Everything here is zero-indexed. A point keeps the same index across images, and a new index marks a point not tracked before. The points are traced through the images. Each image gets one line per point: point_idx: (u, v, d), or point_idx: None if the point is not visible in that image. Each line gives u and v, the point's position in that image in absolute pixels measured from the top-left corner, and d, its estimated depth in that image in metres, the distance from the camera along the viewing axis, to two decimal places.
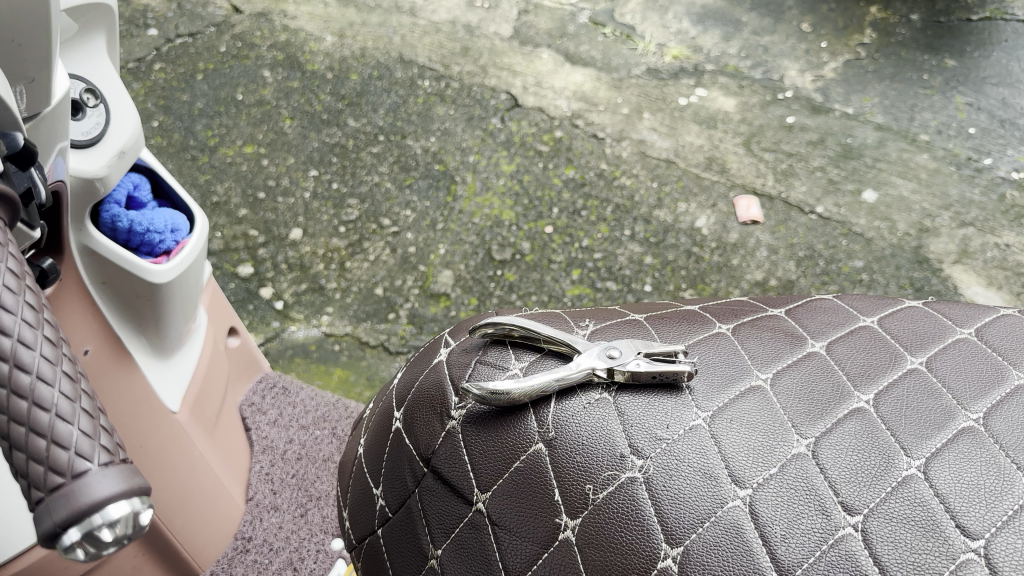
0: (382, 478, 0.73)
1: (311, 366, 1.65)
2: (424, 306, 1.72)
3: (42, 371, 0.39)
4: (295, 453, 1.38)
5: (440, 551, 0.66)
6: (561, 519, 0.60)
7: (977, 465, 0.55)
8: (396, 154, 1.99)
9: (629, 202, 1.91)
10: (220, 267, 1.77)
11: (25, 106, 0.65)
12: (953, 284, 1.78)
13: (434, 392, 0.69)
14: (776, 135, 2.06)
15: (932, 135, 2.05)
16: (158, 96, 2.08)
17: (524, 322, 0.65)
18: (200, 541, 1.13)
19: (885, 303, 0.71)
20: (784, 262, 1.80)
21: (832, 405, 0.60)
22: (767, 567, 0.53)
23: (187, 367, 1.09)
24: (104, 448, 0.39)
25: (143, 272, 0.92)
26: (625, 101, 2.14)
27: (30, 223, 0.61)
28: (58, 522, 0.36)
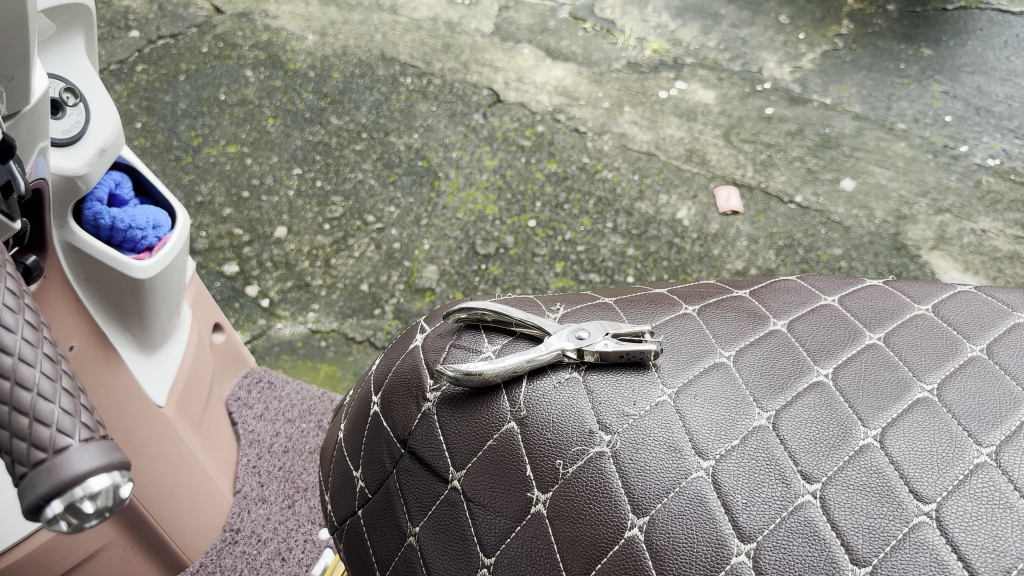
0: (361, 461, 0.75)
1: (298, 362, 1.67)
2: (409, 301, 1.74)
3: (24, 353, 0.41)
4: (282, 445, 1.39)
5: (417, 528, 0.68)
6: (533, 494, 0.62)
7: (930, 433, 0.58)
8: (380, 151, 2.01)
9: (611, 194, 1.93)
10: (205, 267, 1.78)
11: (4, 105, 0.67)
12: (931, 270, 1.81)
13: (411, 376, 0.71)
14: (755, 126, 2.08)
15: (909, 124, 2.08)
16: (141, 98, 2.09)
17: (496, 306, 0.67)
18: (188, 533, 1.15)
19: (847, 283, 0.73)
20: (764, 252, 1.83)
21: (792, 379, 0.62)
22: (730, 534, 0.55)
23: (172, 362, 1.10)
24: (84, 426, 0.41)
25: (126, 269, 0.93)
26: (605, 95, 2.15)
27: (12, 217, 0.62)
28: (42, 494, 0.38)
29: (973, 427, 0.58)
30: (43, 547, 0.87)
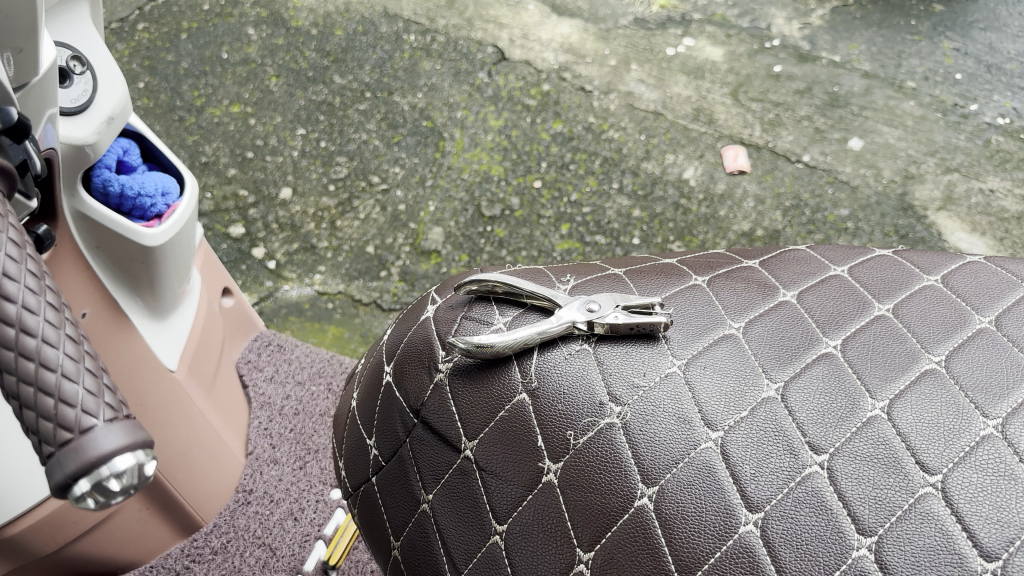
0: (374, 430, 0.76)
1: (306, 324, 1.69)
2: (415, 263, 1.75)
3: (46, 335, 0.42)
4: (293, 408, 1.40)
5: (431, 496, 0.69)
6: (544, 464, 0.63)
7: (938, 405, 0.58)
8: (383, 111, 1.99)
9: (617, 154, 1.92)
10: (211, 229, 1.78)
11: (12, 72, 0.66)
12: (937, 231, 1.81)
13: (423, 347, 0.72)
14: (763, 84, 2.06)
15: (919, 82, 2.06)
16: (143, 57, 2.07)
17: (507, 279, 0.67)
18: (201, 493, 1.17)
19: (857, 253, 0.74)
20: (770, 212, 1.83)
21: (801, 350, 0.63)
22: (738, 504, 0.56)
23: (183, 327, 1.11)
24: (108, 406, 0.41)
25: (136, 236, 0.94)
26: (612, 52, 2.13)
27: (28, 194, 0.64)
28: (69, 473, 0.39)
29: (980, 400, 0.58)
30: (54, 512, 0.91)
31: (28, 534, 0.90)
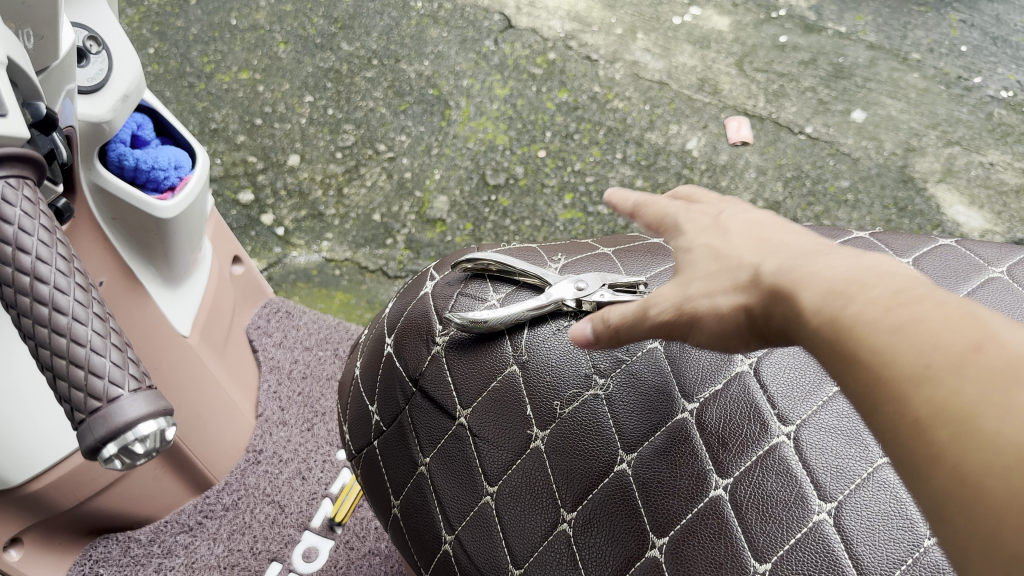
0: (376, 396, 0.80)
1: (313, 290, 1.74)
2: (421, 232, 1.79)
3: (76, 313, 0.46)
4: (301, 372, 1.45)
5: (428, 459, 0.74)
6: (532, 431, 0.68)
7: None
8: (390, 79, 2.01)
9: (621, 124, 1.94)
10: (221, 195, 1.82)
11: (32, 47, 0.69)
12: (936, 204, 1.84)
13: (421, 321, 0.76)
14: (768, 55, 2.07)
15: (924, 53, 2.07)
16: (153, 22, 2.06)
17: (500, 258, 0.72)
18: (212, 452, 1.23)
19: (833, 235, 0.77)
20: (771, 183, 1.86)
21: None
22: (710, 471, 0.61)
23: (195, 295, 1.16)
24: (133, 376, 0.46)
25: (150, 209, 0.98)
26: (619, 20, 2.13)
27: (55, 179, 0.69)
28: (99, 437, 0.44)
29: None
30: (69, 473, 0.96)
31: (46, 492, 0.96)
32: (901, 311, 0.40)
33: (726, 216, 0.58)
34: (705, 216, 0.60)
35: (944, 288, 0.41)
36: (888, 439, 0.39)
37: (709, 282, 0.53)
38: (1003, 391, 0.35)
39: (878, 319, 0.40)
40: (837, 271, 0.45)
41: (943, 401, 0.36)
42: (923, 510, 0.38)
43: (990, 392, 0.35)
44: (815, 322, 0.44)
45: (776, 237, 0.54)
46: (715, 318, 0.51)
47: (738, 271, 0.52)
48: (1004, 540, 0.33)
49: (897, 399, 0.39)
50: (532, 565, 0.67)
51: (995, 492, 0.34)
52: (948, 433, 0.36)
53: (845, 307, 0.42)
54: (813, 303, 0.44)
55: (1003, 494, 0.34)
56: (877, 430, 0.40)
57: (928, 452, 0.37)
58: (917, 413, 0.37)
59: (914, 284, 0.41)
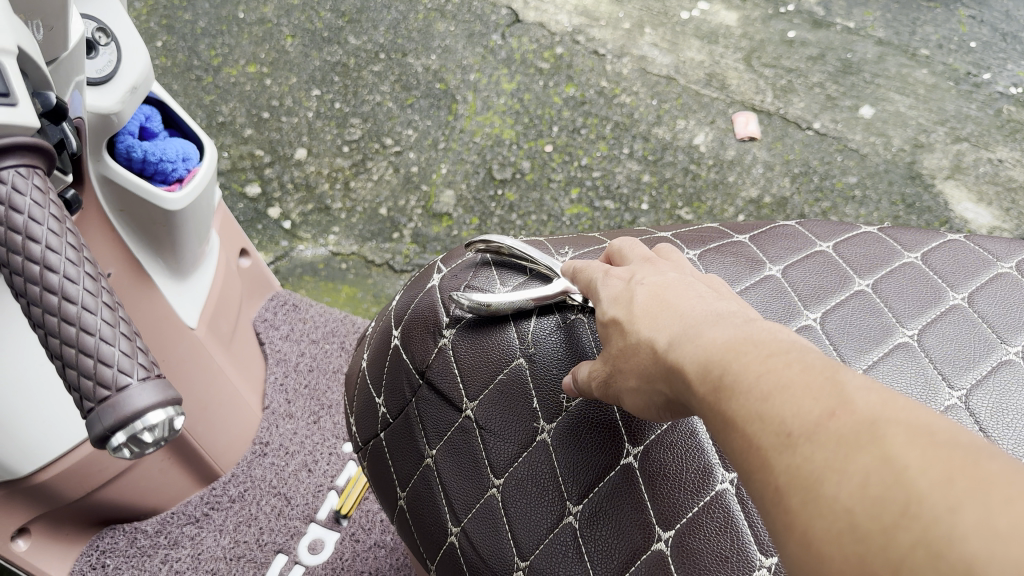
0: (383, 388, 0.81)
1: (320, 284, 1.74)
2: (427, 226, 1.79)
3: (86, 302, 0.47)
4: (307, 365, 1.45)
5: (434, 451, 0.74)
6: (539, 424, 0.68)
7: (907, 375, 0.62)
8: (398, 73, 2.01)
9: (628, 119, 1.94)
10: (228, 188, 1.83)
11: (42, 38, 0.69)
12: (944, 201, 1.84)
13: (428, 313, 0.76)
14: (776, 50, 2.06)
15: (933, 49, 2.06)
16: (161, 16, 2.06)
17: (513, 244, 0.72)
18: (218, 445, 1.23)
19: (842, 229, 0.77)
20: (779, 179, 1.85)
21: (782, 321, 0.67)
22: (716, 465, 0.61)
23: (203, 288, 1.16)
24: (142, 366, 0.46)
25: (158, 200, 0.98)
26: (626, 15, 2.12)
27: (65, 169, 0.69)
28: (108, 426, 0.44)
29: (947, 371, 0.63)
30: (73, 466, 0.97)
31: (52, 484, 0.97)
32: (768, 376, 0.42)
33: (633, 285, 0.57)
34: (621, 280, 0.60)
35: (820, 354, 0.43)
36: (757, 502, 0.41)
37: (620, 365, 0.55)
38: (837, 453, 0.36)
39: (749, 383, 0.42)
40: (716, 339, 0.47)
41: (796, 467, 0.38)
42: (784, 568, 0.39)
43: (831, 456, 0.37)
44: (699, 390, 0.46)
45: (674, 305, 0.53)
46: (634, 398, 0.55)
47: (641, 351, 0.53)
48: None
49: (763, 465, 0.40)
50: (536, 557, 0.66)
51: (830, 554, 0.35)
52: (798, 498, 0.37)
53: (721, 373, 0.45)
54: (699, 373, 0.46)
55: (832, 554, 0.35)
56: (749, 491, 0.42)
57: (779, 512, 0.38)
58: (774, 479, 0.39)
59: (787, 349, 0.44)
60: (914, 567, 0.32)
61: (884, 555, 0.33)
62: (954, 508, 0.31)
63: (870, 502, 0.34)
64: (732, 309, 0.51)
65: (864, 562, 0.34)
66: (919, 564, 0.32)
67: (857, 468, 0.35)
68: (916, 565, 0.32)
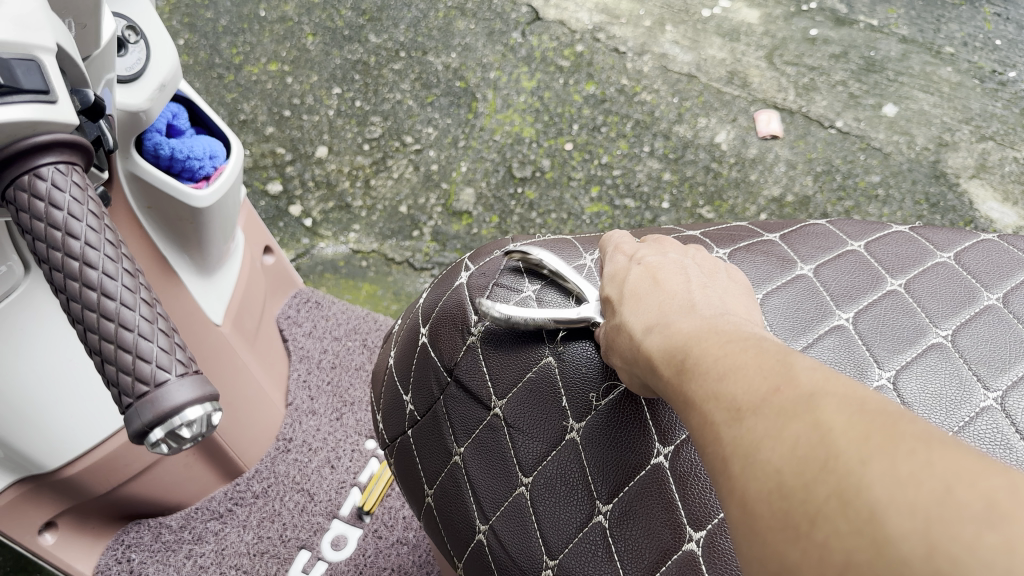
0: (410, 386, 0.81)
1: (341, 281, 1.75)
2: (447, 224, 1.80)
3: (125, 298, 0.47)
4: (330, 362, 1.45)
5: (462, 449, 0.75)
6: (568, 422, 0.68)
7: (942, 377, 0.62)
8: (418, 71, 2.01)
9: (649, 117, 1.93)
10: (250, 185, 1.83)
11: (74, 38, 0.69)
12: (968, 200, 1.82)
13: (456, 311, 0.76)
14: (799, 48, 2.05)
15: (957, 47, 2.04)
16: (183, 13, 2.06)
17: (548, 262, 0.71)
18: (242, 441, 1.24)
19: (873, 228, 0.77)
20: (801, 177, 1.84)
21: (814, 321, 0.67)
22: None
23: (227, 285, 1.17)
24: (179, 362, 0.46)
25: (185, 197, 0.98)
26: (647, 13, 2.11)
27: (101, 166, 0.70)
28: (146, 422, 0.44)
29: (983, 372, 0.62)
30: (99, 462, 0.98)
31: (79, 479, 0.97)
32: (725, 362, 0.47)
33: (630, 266, 0.62)
34: (625, 256, 0.65)
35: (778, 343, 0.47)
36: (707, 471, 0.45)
37: (608, 337, 0.61)
38: (776, 423, 0.41)
39: (709, 367, 0.47)
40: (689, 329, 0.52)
41: (740, 436, 0.42)
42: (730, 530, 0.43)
43: (770, 425, 0.41)
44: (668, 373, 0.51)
45: (655, 287, 0.59)
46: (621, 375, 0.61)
47: (624, 332, 0.59)
48: (765, 551, 0.39)
49: (714, 438, 0.44)
50: (566, 556, 0.66)
51: (762, 510, 0.39)
52: (738, 464, 0.41)
53: (687, 359, 0.50)
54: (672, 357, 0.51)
55: (764, 510, 0.39)
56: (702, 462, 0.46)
57: (722, 477, 0.43)
58: (720, 449, 0.43)
59: (746, 339, 0.48)
60: (829, 515, 0.36)
61: (807, 508, 0.37)
62: (866, 460, 0.35)
63: (797, 460, 0.38)
64: (710, 298, 0.56)
65: (789, 515, 0.38)
66: (834, 512, 0.36)
67: (792, 434, 0.39)
68: (832, 512, 0.36)
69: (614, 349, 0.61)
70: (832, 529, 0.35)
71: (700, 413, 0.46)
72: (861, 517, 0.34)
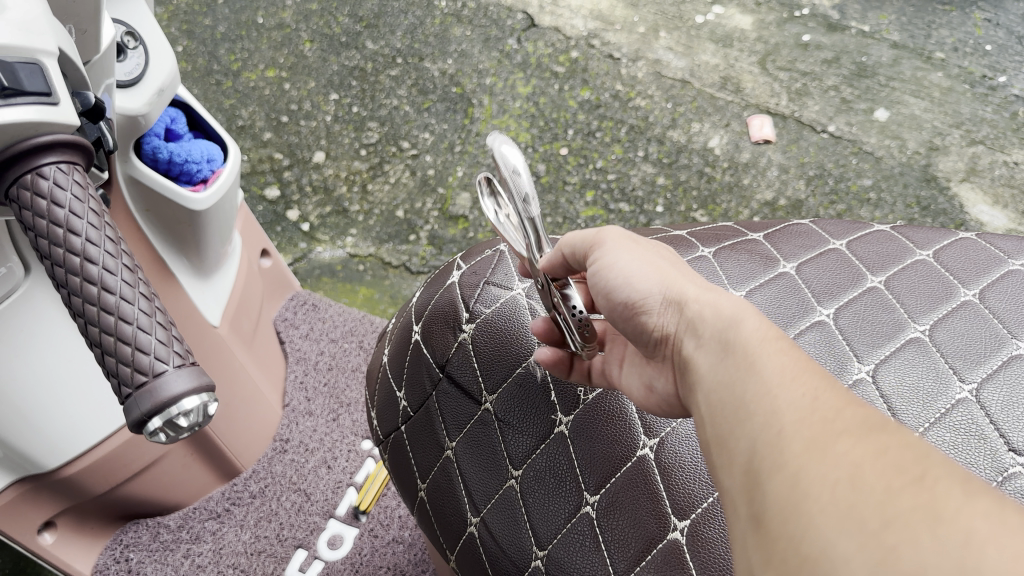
0: (404, 382, 0.82)
1: (338, 285, 1.76)
2: (443, 228, 1.81)
3: (124, 292, 0.49)
4: (327, 363, 1.47)
5: (454, 444, 0.76)
6: (557, 416, 0.70)
7: (919, 370, 0.64)
8: (414, 77, 2.03)
9: (643, 122, 1.95)
10: (248, 190, 1.85)
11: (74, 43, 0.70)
12: (959, 203, 1.84)
13: (448, 308, 0.78)
14: (791, 53, 2.07)
15: (948, 53, 2.06)
16: (181, 21, 2.08)
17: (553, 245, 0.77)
18: (239, 442, 1.25)
19: (855, 228, 0.79)
20: (794, 181, 1.86)
21: (796, 318, 0.69)
22: None
23: (225, 287, 1.18)
24: (177, 354, 0.48)
25: (183, 200, 1.00)
26: (641, 19, 2.13)
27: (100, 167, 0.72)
28: (145, 411, 0.45)
29: (959, 365, 0.64)
30: (98, 461, 0.99)
31: (78, 478, 0.99)
32: (813, 372, 0.48)
33: None
34: None
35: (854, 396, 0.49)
36: (753, 449, 0.46)
37: (630, 248, 0.63)
38: (863, 433, 0.42)
39: (792, 364, 0.49)
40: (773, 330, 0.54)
41: (820, 427, 0.43)
42: (756, 507, 0.43)
43: (857, 432, 0.42)
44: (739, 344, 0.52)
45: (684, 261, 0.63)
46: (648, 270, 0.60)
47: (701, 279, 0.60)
48: (808, 534, 0.39)
49: (777, 419, 0.45)
50: (554, 547, 0.68)
51: (818, 494, 0.40)
52: (805, 449, 0.43)
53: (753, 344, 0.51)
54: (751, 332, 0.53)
55: (827, 499, 0.39)
56: (749, 438, 0.46)
57: (784, 458, 0.43)
58: (790, 426, 0.44)
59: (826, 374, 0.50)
60: (909, 519, 0.36)
61: (880, 508, 0.37)
62: (968, 495, 0.36)
63: (880, 467, 0.40)
64: None
65: (854, 505, 0.38)
66: (913, 522, 0.36)
67: (878, 446, 0.41)
68: (911, 516, 0.36)
69: (625, 254, 0.62)
70: (906, 535, 0.36)
71: (773, 397, 0.47)
72: (946, 531, 0.35)
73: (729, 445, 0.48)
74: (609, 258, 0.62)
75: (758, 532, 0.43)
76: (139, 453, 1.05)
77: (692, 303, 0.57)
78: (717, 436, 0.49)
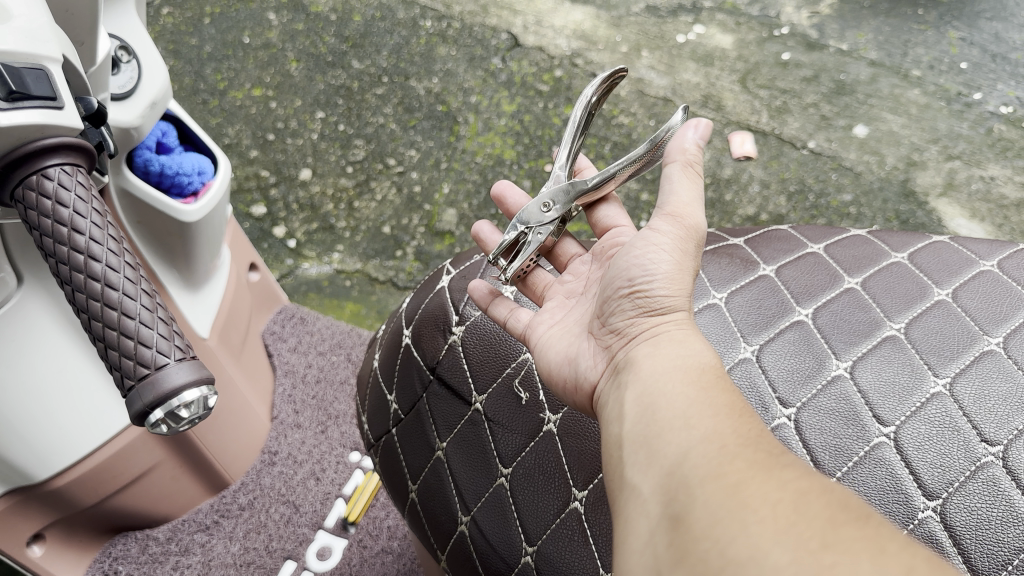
0: (395, 385, 0.85)
1: (324, 300, 1.77)
2: (430, 244, 1.83)
3: (127, 289, 0.51)
4: (315, 376, 1.48)
5: (445, 444, 0.79)
6: (544, 415, 0.74)
7: (894, 366, 0.74)
8: (400, 96, 2.05)
9: (627, 139, 1.98)
10: (234, 208, 1.86)
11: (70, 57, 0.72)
12: (938, 217, 1.88)
13: (438, 313, 0.82)
14: (771, 72, 2.11)
15: (924, 70, 2.11)
16: (167, 41, 2.09)
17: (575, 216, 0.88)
18: (228, 455, 1.26)
19: (832, 233, 0.87)
20: (775, 197, 1.89)
21: (777, 317, 0.78)
22: None
23: (215, 299, 1.19)
24: (178, 348, 0.50)
25: (175, 213, 1.01)
26: (623, 39, 2.17)
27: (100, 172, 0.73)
28: (148, 402, 0.47)
29: (933, 362, 0.73)
30: (92, 470, 1.00)
31: (70, 488, 0.99)
32: (753, 419, 0.57)
33: None
34: None
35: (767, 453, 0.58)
36: (689, 461, 0.53)
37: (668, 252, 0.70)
38: (802, 474, 0.50)
39: (737, 407, 0.57)
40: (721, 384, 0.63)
41: (764, 459, 0.51)
42: (682, 510, 0.50)
43: (796, 472, 0.50)
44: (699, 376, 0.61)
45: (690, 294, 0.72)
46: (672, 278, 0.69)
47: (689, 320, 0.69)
48: (739, 539, 0.46)
49: (722, 438, 0.53)
50: (544, 542, 0.70)
51: (758, 504, 0.47)
52: (747, 468, 0.50)
53: (709, 381, 0.60)
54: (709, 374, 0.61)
55: (768, 513, 0.46)
56: (686, 452, 0.54)
57: (726, 473, 0.50)
58: (737, 450, 0.52)
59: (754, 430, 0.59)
60: (849, 542, 0.43)
61: (822, 530, 0.44)
62: (901, 542, 0.44)
63: (820, 499, 0.47)
64: None
65: (795, 521, 0.45)
66: (853, 547, 0.43)
67: (817, 485, 0.49)
68: (850, 540, 0.43)
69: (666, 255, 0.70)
70: (845, 554, 0.42)
71: (716, 427, 0.55)
72: (883, 560, 0.42)
73: (659, 453, 0.55)
74: (652, 245, 0.70)
75: (679, 531, 0.50)
76: (131, 463, 1.06)
77: (677, 334, 0.66)
78: (652, 443, 0.57)
